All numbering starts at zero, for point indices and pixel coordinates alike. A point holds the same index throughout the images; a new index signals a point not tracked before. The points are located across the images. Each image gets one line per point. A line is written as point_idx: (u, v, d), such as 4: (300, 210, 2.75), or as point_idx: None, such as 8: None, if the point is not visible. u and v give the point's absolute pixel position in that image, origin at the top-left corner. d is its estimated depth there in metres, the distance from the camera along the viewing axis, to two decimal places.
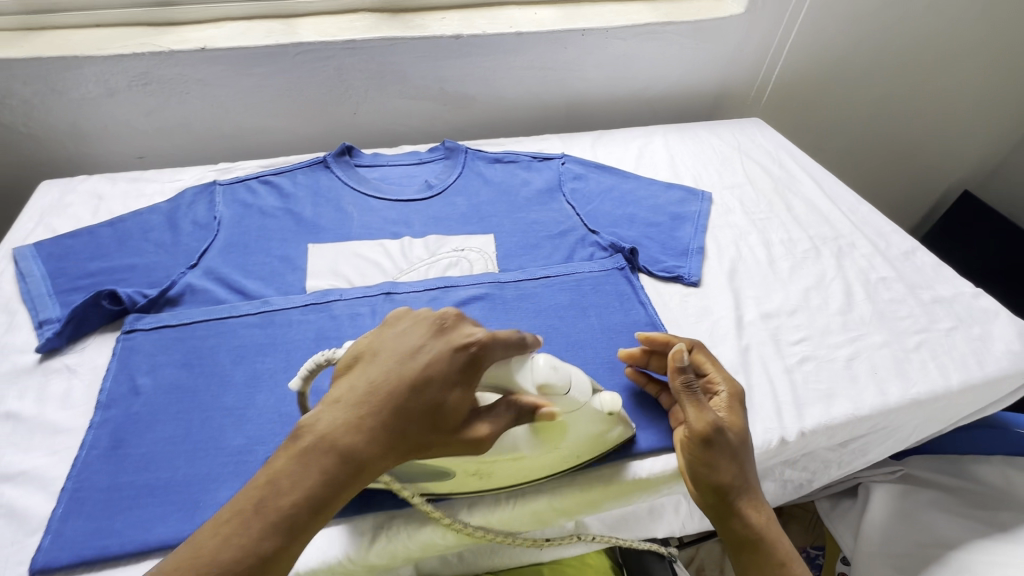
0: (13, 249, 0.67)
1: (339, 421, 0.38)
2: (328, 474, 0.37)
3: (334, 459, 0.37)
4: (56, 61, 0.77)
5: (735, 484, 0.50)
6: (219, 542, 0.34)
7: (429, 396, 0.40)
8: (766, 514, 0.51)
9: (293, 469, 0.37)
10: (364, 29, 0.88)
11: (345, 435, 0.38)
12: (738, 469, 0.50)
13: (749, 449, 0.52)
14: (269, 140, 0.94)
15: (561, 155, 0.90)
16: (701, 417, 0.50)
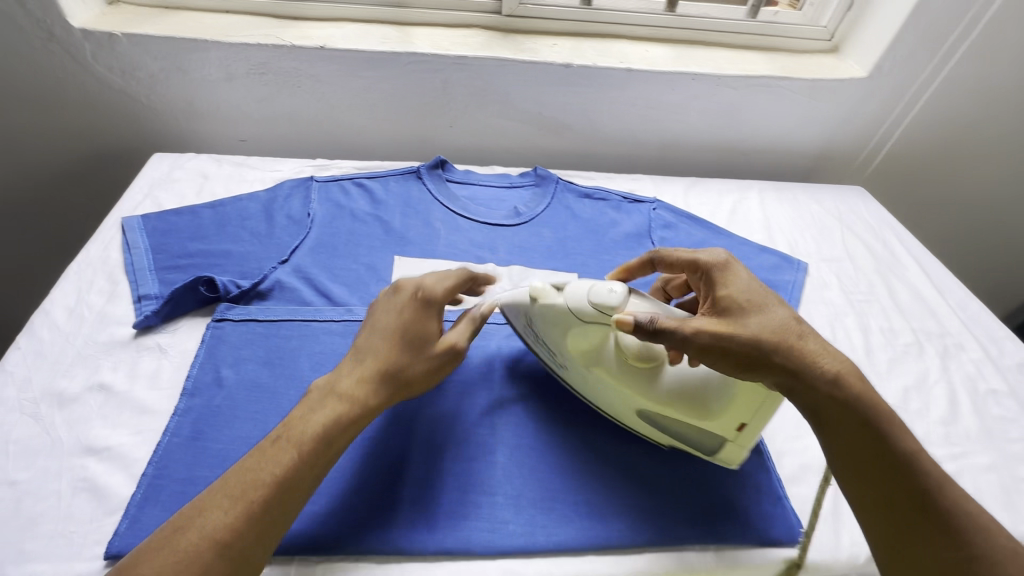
0: (122, 218, 0.70)
1: (338, 382, 0.49)
2: (330, 419, 0.47)
3: (333, 407, 0.48)
4: (187, 42, 0.80)
5: (781, 345, 0.50)
6: (261, 458, 0.45)
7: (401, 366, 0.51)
8: (823, 352, 0.51)
9: (316, 415, 0.47)
10: (477, 47, 0.88)
11: (354, 399, 0.49)
12: (771, 327, 0.51)
13: (761, 301, 0.53)
14: (366, 142, 0.95)
15: (653, 199, 0.88)
16: (689, 324, 0.50)
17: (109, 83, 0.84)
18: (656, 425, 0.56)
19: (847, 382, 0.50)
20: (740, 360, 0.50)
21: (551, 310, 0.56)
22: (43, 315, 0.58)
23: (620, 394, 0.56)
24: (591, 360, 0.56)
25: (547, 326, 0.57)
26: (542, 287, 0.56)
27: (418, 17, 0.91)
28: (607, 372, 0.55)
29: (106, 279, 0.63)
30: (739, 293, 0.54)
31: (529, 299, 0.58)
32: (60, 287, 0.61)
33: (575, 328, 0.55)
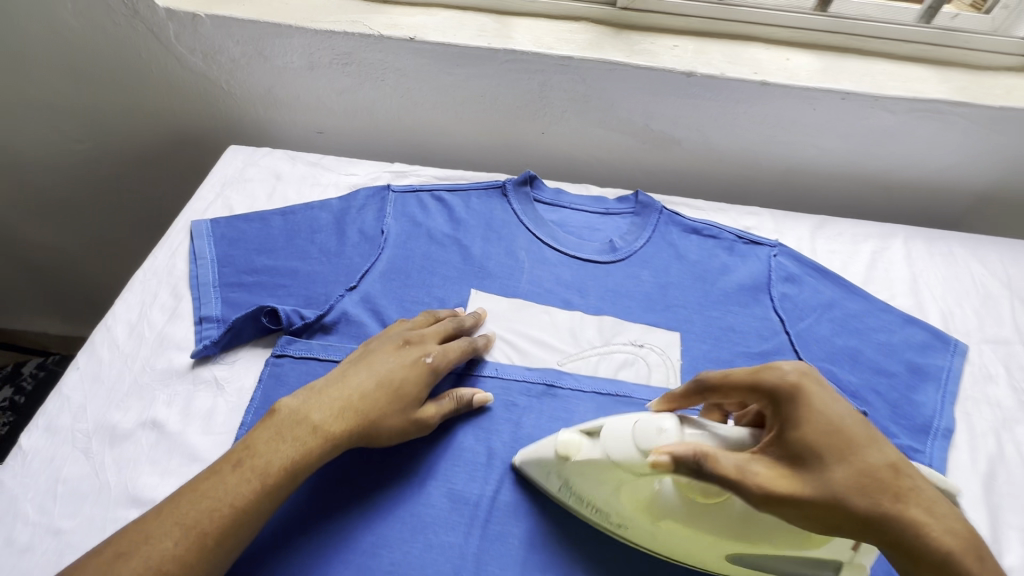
0: (191, 221, 0.65)
1: (309, 406, 0.48)
2: (299, 448, 0.46)
3: (307, 433, 0.47)
4: (271, 27, 0.74)
5: (870, 506, 0.38)
6: (222, 484, 0.43)
7: (383, 398, 0.50)
8: (929, 513, 0.38)
9: (281, 445, 0.46)
10: (584, 45, 0.76)
11: (327, 434, 0.47)
12: (852, 475, 0.39)
13: (847, 432, 0.41)
14: (448, 144, 0.86)
15: (773, 242, 0.74)
16: (744, 472, 0.39)
17: (190, 66, 0.79)
18: (749, 563, 0.46)
19: (973, 565, 0.37)
20: (802, 516, 0.39)
21: (586, 461, 0.46)
22: (105, 332, 0.55)
23: (706, 541, 0.45)
24: (653, 514, 0.45)
25: (581, 476, 0.47)
26: (571, 438, 0.47)
27: (520, 6, 0.80)
28: (676, 522, 0.45)
29: (170, 293, 0.59)
30: (818, 420, 0.41)
31: (557, 456, 0.48)
32: (124, 299, 0.58)
33: (623, 482, 0.45)
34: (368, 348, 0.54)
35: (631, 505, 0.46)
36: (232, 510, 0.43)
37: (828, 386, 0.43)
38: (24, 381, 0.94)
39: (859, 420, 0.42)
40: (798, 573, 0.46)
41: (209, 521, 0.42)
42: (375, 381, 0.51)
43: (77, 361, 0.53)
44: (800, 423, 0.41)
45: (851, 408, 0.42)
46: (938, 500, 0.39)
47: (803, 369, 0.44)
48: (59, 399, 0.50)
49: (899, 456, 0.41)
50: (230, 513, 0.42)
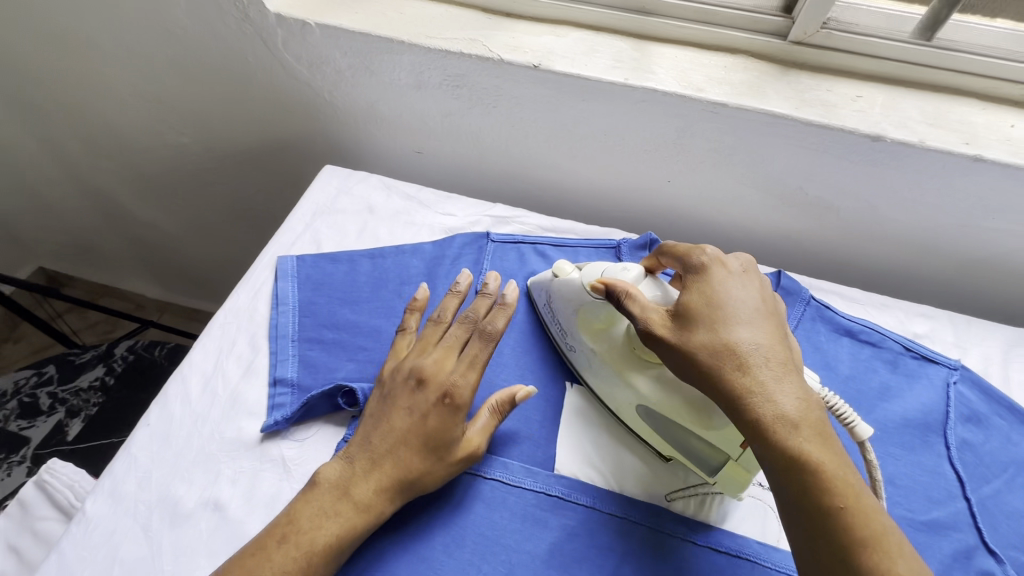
0: (278, 257, 0.61)
1: (343, 470, 0.45)
2: (341, 518, 0.42)
3: (346, 503, 0.43)
4: (382, 42, 0.66)
5: (715, 359, 0.41)
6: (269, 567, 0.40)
7: (420, 450, 0.45)
8: (773, 385, 0.39)
9: (323, 523, 0.42)
10: (741, 87, 0.63)
11: (368, 503, 0.43)
12: (713, 339, 0.41)
13: (722, 310, 0.43)
14: (555, 180, 0.76)
15: (954, 364, 0.58)
16: (646, 310, 0.45)
17: (293, 74, 0.74)
18: (660, 433, 0.48)
19: (790, 429, 0.37)
20: (670, 359, 0.43)
21: (568, 284, 0.53)
22: (180, 383, 0.52)
23: (626, 387, 0.48)
24: (601, 341, 0.50)
25: (561, 304, 0.53)
26: (564, 267, 0.54)
27: (665, 30, 0.67)
28: (614, 355, 0.49)
29: (247, 342, 0.55)
30: (708, 292, 0.44)
31: (551, 278, 0.55)
32: (202, 345, 0.55)
33: (585, 304, 0.51)
34: (390, 385, 0.48)
35: (587, 333, 0.52)
36: None
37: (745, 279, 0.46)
38: (116, 363, 0.97)
39: (749, 309, 0.44)
40: (694, 458, 0.47)
41: None
42: (405, 436, 0.45)
43: (149, 415, 0.50)
44: (696, 291, 0.45)
45: (751, 298, 0.44)
46: (777, 373, 0.40)
47: (734, 264, 0.47)
48: (127, 460, 0.48)
49: (772, 345, 0.42)
50: None
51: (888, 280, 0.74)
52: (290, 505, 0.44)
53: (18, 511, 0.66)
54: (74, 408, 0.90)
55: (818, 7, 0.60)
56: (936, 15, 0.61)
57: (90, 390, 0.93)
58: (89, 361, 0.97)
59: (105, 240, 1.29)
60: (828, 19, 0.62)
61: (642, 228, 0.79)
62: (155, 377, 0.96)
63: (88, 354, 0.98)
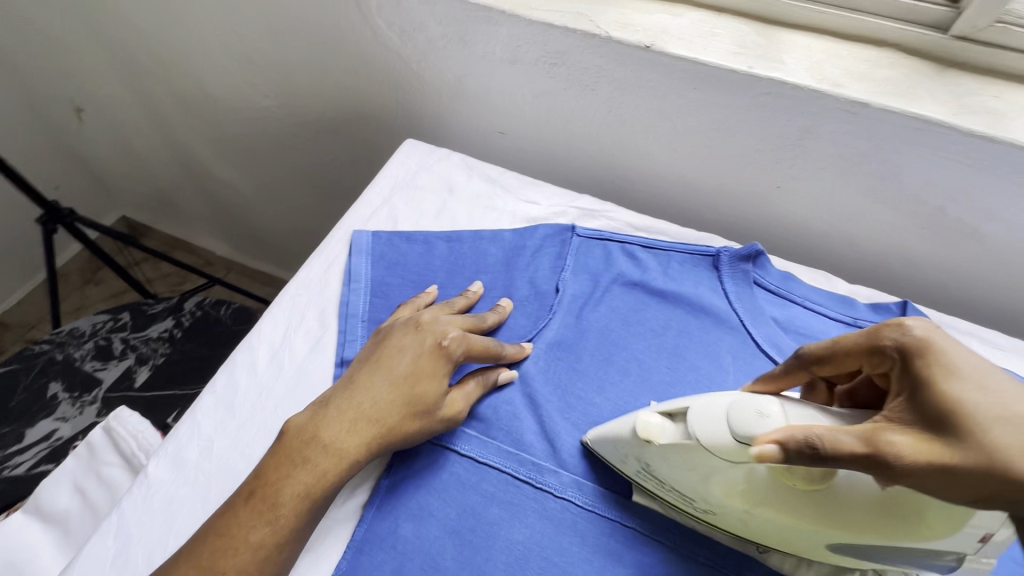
0: (353, 231, 0.58)
1: (315, 421, 0.42)
2: (314, 470, 0.40)
3: (318, 454, 0.41)
4: (480, 11, 0.62)
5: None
6: (241, 523, 0.38)
7: (396, 400, 0.43)
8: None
9: (295, 471, 0.40)
10: (886, 84, 0.54)
11: (341, 453, 0.41)
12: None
13: (1000, 390, 0.30)
14: (647, 175, 0.70)
15: None
16: (870, 439, 0.30)
17: (384, 41, 0.71)
18: (862, 554, 0.37)
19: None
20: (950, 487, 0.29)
21: (672, 446, 0.38)
22: (247, 351, 0.51)
23: (809, 535, 0.37)
24: (748, 500, 0.37)
25: (674, 464, 0.39)
26: (653, 421, 0.39)
27: (798, 15, 0.59)
28: (777, 511, 0.36)
29: (317, 317, 0.53)
30: (955, 371, 0.31)
31: (636, 437, 0.40)
32: (272, 315, 0.53)
33: (715, 471, 0.37)
34: (382, 334, 0.48)
35: (732, 499, 0.38)
36: (257, 548, 0.37)
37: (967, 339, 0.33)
38: (184, 317, 0.99)
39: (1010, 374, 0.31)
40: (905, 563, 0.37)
41: (227, 565, 0.37)
42: (384, 387, 0.44)
43: (216, 381, 0.49)
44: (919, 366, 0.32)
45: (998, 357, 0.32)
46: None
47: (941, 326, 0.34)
48: (191, 426, 0.46)
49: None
50: (257, 557, 0.37)
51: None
52: (263, 457, 0.41)
53: (87, 452, 0.68)
54: (143, 356, 0.93)
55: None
56: None
57: (158, 340, 0.95)
58: (160, 312, 1.00)
59: (184, 196, 1.33)
60: (1007, 12, 0.52)
61: (737, 234, 0.72)
62: (217, 335, 0.97)
63: (160, 307, 1.01)
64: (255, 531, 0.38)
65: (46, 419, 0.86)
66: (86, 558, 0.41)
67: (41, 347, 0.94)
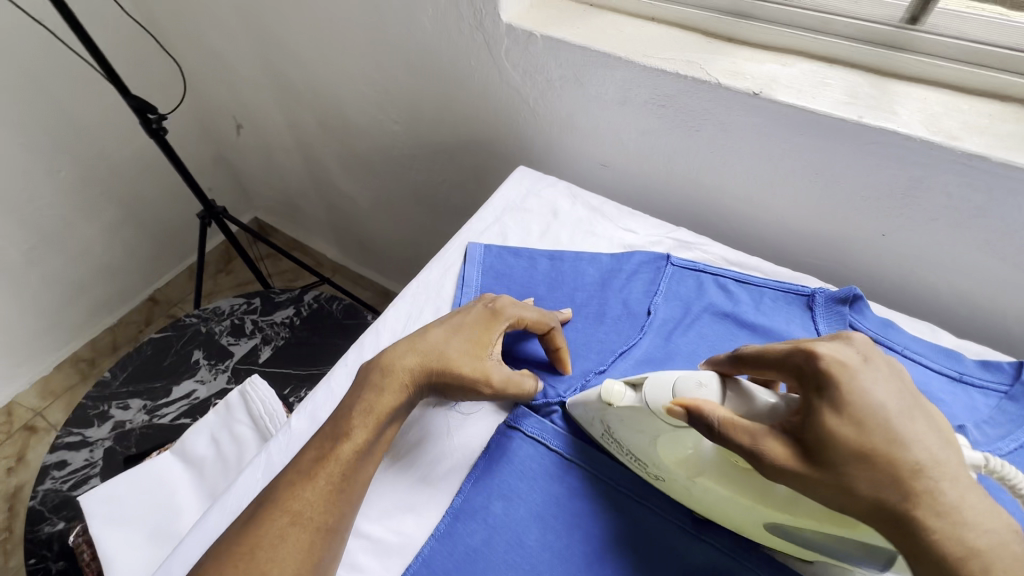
0: (468, 243, 0.66)
1: (378, 358, 0.51)
2: (378, 391, 0.48)
3: (380, 379, 0.49)
4: (599, 57, 0.69)
5: (880, 500, 0.33)
6: (325, 437, 0.47)
7: (444, 341, 0.51)
8: (955, 517, 0.32)
9: (369, 399, 0.48)
10: (1009, 140, 0.53)
11: (400, 381, 0.49)
12: (874, 471, 0.33)
13: (872, 428, 0.34)
14: (743, 214, 0.73)
15: None
16: (756, 439, 0.36)
17: (508, 80, 0.80)
18: (797, 540, 0.41)
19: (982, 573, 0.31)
20: (830, 493, 0.34)
21: (629, 410, 0.45)
22: (374, 335, 0.59)
23: (743, 507, 0.41)
24: (692, 470, 0.43)
25: (625, 426, 0.46)
26: (615, 388, 0.46)
27: (916, 68, 0.60)
28: (714, 481, 0.42)
29: (433, 313, 0.61)
30: (841, 408, 0.35)
31: (602, 402, 0.47)
32: (397, 306, 0.61)
33: (661, 434, 0.44)
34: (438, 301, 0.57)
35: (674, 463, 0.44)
36: (338, 453, 0.46)
37: (876, 370, 0.37)
38: (303, 307, 1.12)
39: (897, 412, 0.35)
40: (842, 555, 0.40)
41: (315, 467, 0.45)
42: (433, 331, 0.52)
43: (347, 356, 0.58)
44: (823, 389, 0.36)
45: (890, 395, 0.36)
46: (978, 497, 0.32)
47: (852, 356, 0.37)
48: (326, 390, 0.55)
49: (942, 458, 0.33)
50: (338, 460, 0.45)
51: None
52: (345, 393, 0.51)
53: (224, 409, 0.80)
54: (267, 336, 1.08)
55: None
56: None
57: (281, 325, 1.09)
58: (284, 301, 1.13)
59: (309, 203, 1.52)
60: None
61: (833, 278, 0.72)
62: (329, 326, 1.08)
63: (284, 296, 1.14)
64: (343, 445, 0.46)
65: (189, 379, 1.03)
66: (241, 484, 0.50)
67: (189, 320, 1.11)
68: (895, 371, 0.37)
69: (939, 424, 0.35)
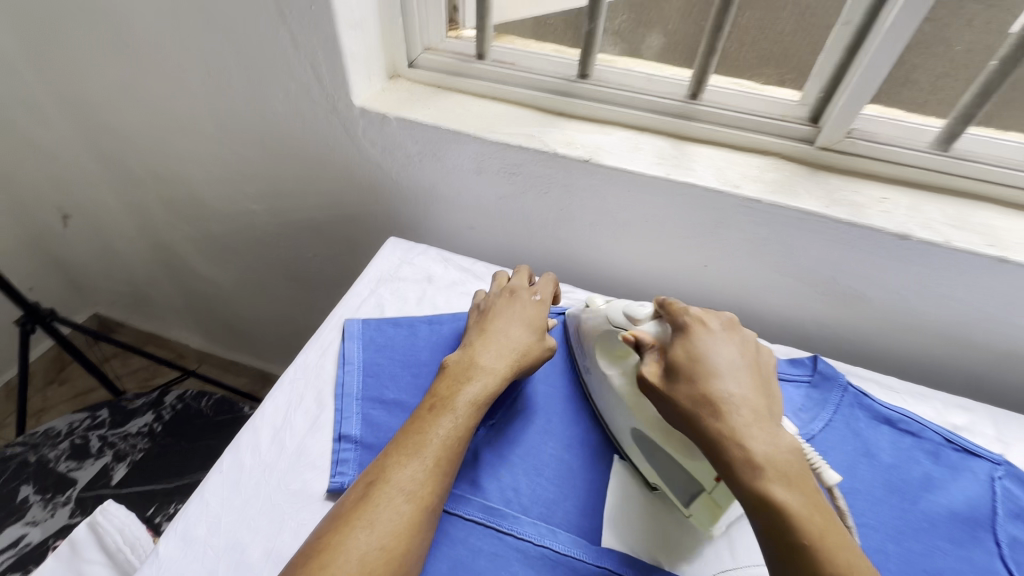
0: (344, 320, 0.66)
1: (394, 464, 0.47)
2: (394, 510, 0.44)
3: (397, 496, 0.45)
4: (450, 134, 0.75)
5: (694, 412, 0.45)
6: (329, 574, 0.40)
7: (468, 409, 0.52)
8: (745, 431, 0.43)
9: (403, 471, 0.46)
10: (774, 185, 0.69)
11: (414, 492, 0.45)
12: (695, 390, 0.46)
13: (708, 364, 0.48)
14: (597, 259, 0.83)
15: (999, 459, 0.59)
16: (649, 363, 0.51)
17: (368, 155, 0.83)
18: (653, 462, 0.54)
19: (755, 471, 0.41)
20: (674, 411, 0.47)
21: (592, 317, 0.61)
22: (251, 433, 0.56)
23: (623, 410, 0.56)
24: (609, 370, 0.58)
25: (586, 335, 0.62)
26: (597, 300, 0.63)
27: (702, 133, 0.76)
28: (618, 382, 0.56)
29: (315, 397, 0.59)
30: (699, 347, 0.49)
31: (583, 307, 0.65)
32: (274, 398, 0.58)
33: (603, 334, 0.59)
34: (461, 356, 0.57)
35: (603, 361, 0.59)
36: None
37: (726, 335, 0.51)
38: (165, 410, 1.02)
39: (734, 367, 0.48)
40: (672, 488, 0.52)
41: None
42: (461, 399, 0.52)
43: (222, 462, 0.53)
44: (700, 337, 0.50)
45: (733, 352, 0.49)
46: (767, 424, 0.44)
47: (714, 322, 0.52)
48: (200, 505, 0.50)
49: (752, 394, 0.46)
50: None
51: (923, 368, 0.77)
52: (340, 502, 0.46)
53: (67, 550, 0.66)
54: (121, 453, 0.94)
55: (843, 118, 0.67)
56: (952, 130, 0.67)
57: (137, 436, 0.97)
58: (140, 407, 1.02)
59: (163, 291, 1.37)
60: (852, 130, 0.69)
61: None
62: (199, 427, 1.00)
63: (139, 401, 1.03)
64: (409, 470, 0.46)
65: (13, 524, 0.83)
66: None
67: (12, 451, 0.93)
68: (743, 341, 0.51)
69: (755, 381, 0.48)
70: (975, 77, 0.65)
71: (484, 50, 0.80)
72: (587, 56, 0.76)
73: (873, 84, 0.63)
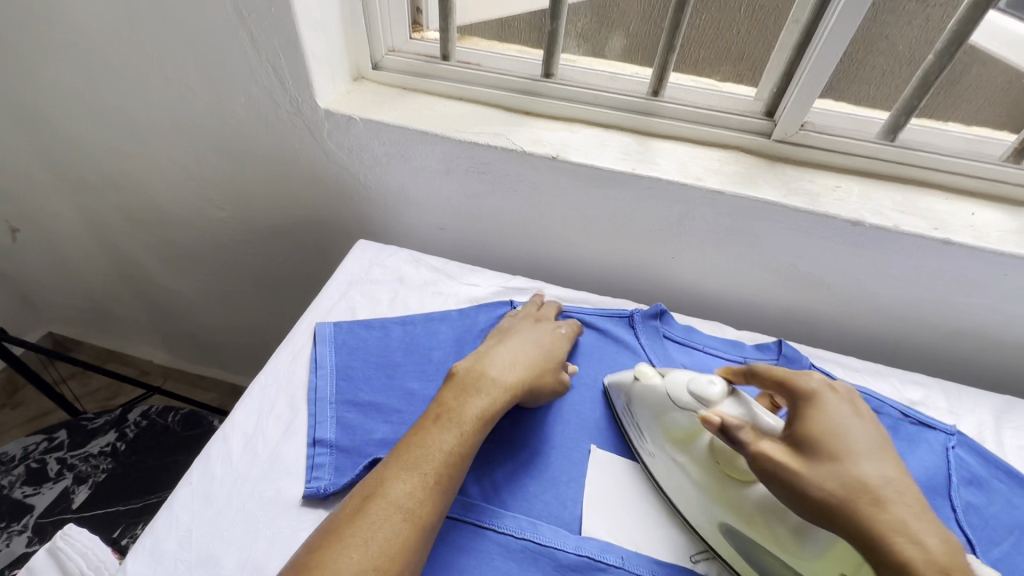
0: (316, 324, 0.65)
1: (395, 480, 0.46)
2: (392, 525, 0.43)
3: (396, 512, 0.44)
4: (417, 134, 0.75)
5: (832, 499, 0.40)
6: None
7: (473, 426, 0.51)
8: (915, 525, 0.38)
9: (403, 485, 0.46)
10: (735, 177, 0.71)
11: (412, 508, 0.45)
12: (829, 471, 0.41)
13: (846, 442, 0.43)
14: (568, 255, 0.84)
15: (950, 429, 0.62)
16: (752, 444, 0.46)
17: (335, 158, 0.82)
18: (769, 574, 0.47)
19: (942, 573, 0.35)
20: (789, 495, 0.42)
21: (647, 389, 0.57)
22: (222, 442, 0.54)
23: (708, 505, 0.50)
24: (677, 449, 0.53)
25: (642, 408, 0.57)
26: (645, 370, 0.58)
27: (664, 129, 0.78)
28: (706, 476, 0.50)
29: (287, 403, 0.58)
30: (811, 417, 0.45)
31: (631, 379, 0.59)
32: (244, 406, 0.57)
33: (666, 415, 0.54)
34: (469, 367, 0.56)
35: (673, 447, 0.53)
36: None
37: (846, 403, 0.46)
38: (128, 428, 0.98)
39: (871, 450, 0.42)
40: None
41: None
42: (469, 417, 0.51)
43: (192, 474, 0.52)
44: (813, 409, 0.45)
45: (866, 431, 0.44)
46: (918, 509, 0.39)
47: (830, 387, 0.47)
48: (169, 519, 0.49)
49: (902, 479, 0.41)
50: None
51: (880, 348, 0.80)
52: (334, 516, 0.45)
53: None
54: (82, 474, 0.90)
55: (796, 111, 0.70)
56: (895, 121, 0.72)
57: (99, 456, 0.93)
58: (102, 426, 0.98)
59: (123, 305, 1.32)
60: (805, 122, 0.72)
61: (647, 297, 0.86)
62: (166, 443, 0.96)
63: (101, 420, 0.99)
64: (408, 484, 0.46)
65: None
66: None
67: None
68: (862, 407, 0.46)
69: (912, 480, 0.41)
70: (914, 71, 0.69)
71: (449, 51, 0.81)
72: (550, 55, 0.78)
73: (821, 78, 0.67)
